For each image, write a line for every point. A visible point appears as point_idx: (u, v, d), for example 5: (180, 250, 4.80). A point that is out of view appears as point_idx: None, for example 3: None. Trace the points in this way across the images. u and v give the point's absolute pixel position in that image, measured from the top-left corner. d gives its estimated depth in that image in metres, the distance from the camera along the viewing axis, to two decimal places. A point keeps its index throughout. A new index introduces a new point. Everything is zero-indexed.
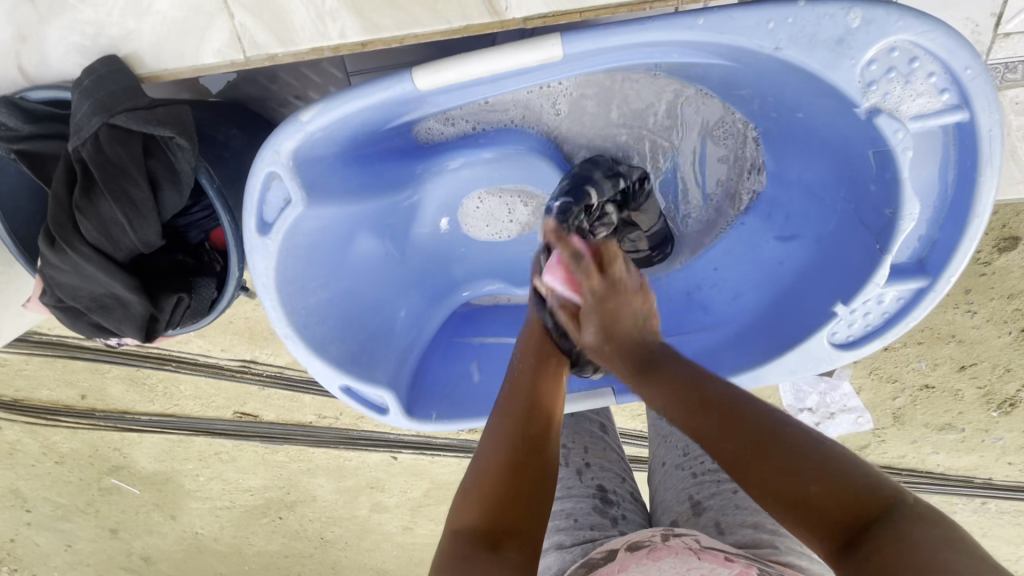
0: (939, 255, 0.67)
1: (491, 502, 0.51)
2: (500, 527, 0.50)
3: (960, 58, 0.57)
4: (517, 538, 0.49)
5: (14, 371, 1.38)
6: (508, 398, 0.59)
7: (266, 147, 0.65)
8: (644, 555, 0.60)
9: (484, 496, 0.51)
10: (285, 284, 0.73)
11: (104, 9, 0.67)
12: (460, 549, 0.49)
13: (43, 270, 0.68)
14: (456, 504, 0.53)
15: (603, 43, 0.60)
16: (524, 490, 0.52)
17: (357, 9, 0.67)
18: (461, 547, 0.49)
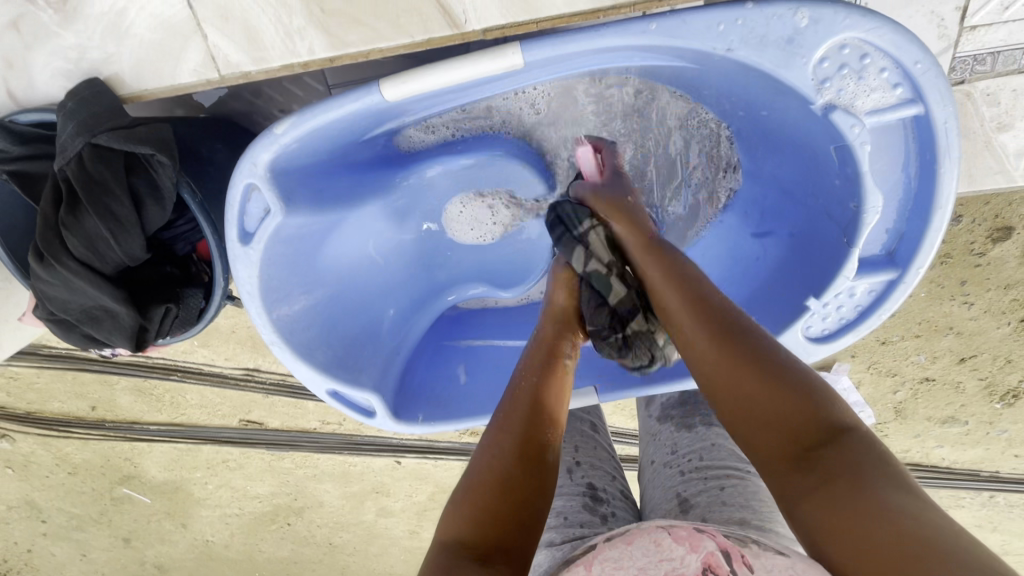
0: (907, 245, 0.71)
1: (481, 517, 0.54)
2: (490, 543, 0.52)
3: (908, 54, 0.61)
4: (505, 550, 0.52)
5: (25, 385, 1.41)
6: (508, 413, 0.62)
7: (244, 160, 0.68)
8: (618, 540, 0.54)
9: (474, 510, 0.54)
10: (268, 291, 0.75)
11: (85, 35, 0.70)
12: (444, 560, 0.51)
13: (35, 284, 0.71)
14: (447, 514, 0.56)
15: (562, 49, 0.65)
16: (515, 507, 0.55)
17: (324, 26, 0.69)
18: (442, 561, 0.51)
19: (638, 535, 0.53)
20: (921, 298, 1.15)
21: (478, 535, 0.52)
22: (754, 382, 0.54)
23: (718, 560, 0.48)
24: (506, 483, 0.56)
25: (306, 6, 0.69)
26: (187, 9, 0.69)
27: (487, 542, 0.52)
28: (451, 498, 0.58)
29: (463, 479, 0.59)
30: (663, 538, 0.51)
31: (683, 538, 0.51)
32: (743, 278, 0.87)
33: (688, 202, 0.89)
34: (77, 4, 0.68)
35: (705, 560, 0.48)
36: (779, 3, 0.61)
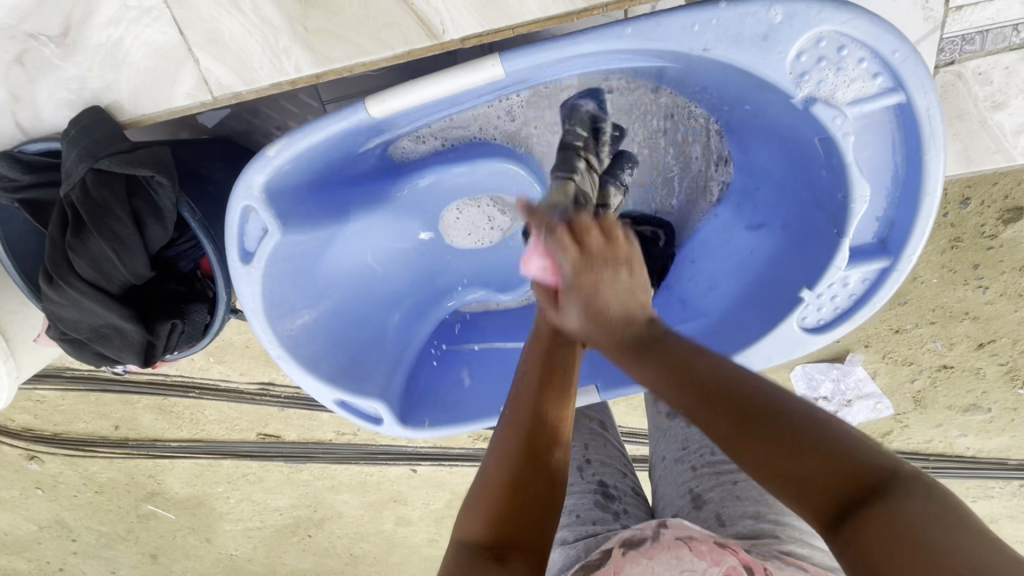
0: (898, 234, 0.71)
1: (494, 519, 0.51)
2: (506, 543, 0.50)
3: (885, 43, 0.61)
4: (521, 550, 0.50)
5: (51, 407, 1.46)
6: (504, 439, 0.57)
7: (238, 183, 0.70)
8: (640, 553, 0.58)
9: (488, 511, 0.52)
10: (269, 306, 0.76)
11: (84, 65, 0.73)
12: (462, 560, 0.49)
13: (45, 306, 0.74)
14: (462, 515, 0.54)
15: (539, 59, 0.66)
16: (527, 505, 0.52)
17: (308, 45, 0.72)
18: (464, 561, 0.49)
19: (659, 550, 0.57)
20: (934, 284, 1.13)
21: (493, 537, 0.50)
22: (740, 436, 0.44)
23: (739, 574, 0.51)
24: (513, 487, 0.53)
25: (291, 26, 0.71)
26: (178, 35, 0.72)
27: (501, 540, 0.50)
28: (465, 501, 0.56)
29: (473, 484, 0.56)
30: (685, 555, 0.55)
31: (705, 556, 0.55)
32: (740, 270, 0.87)
33: (682, 194, 0.91)
34: (76, 37, 0.72)
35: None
36: (752, 2, 0.62)
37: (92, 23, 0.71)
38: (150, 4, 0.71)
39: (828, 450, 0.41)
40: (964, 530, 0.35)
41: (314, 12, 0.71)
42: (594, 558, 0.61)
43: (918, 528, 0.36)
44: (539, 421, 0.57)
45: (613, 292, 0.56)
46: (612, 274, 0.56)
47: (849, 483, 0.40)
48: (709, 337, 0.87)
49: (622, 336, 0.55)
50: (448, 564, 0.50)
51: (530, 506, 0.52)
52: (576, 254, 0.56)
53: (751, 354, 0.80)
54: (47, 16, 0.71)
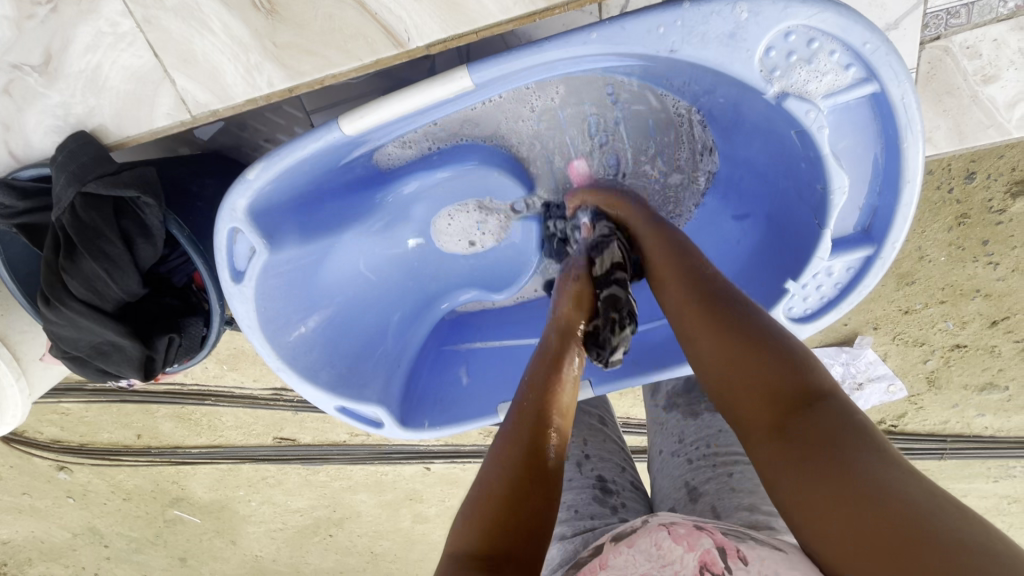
0: (881, 221, 0.71)
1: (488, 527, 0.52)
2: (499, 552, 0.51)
3: (855, 35, 0.60)
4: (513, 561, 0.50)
5: (76, 419, 1.50)
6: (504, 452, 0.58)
7: (223, 207, 0.71)
8: (621, 543, 0.59)
9: (483, 523, 0.53)
10: (267, 323, 0.79)
11: (68, 92, 0.75)
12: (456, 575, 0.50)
13: (47, 327, 0.77)
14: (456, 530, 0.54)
15: (507, 67, 0.66)
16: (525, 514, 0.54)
17: (279, 59, 0.73)
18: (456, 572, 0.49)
19: (640, 537, 0.57)
20: (942, 262, 1.10)
21: (488, 548, 0.51)
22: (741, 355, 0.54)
23: (712, 557, 0.51)
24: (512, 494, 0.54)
25: (260, 43, 0.72)
26: (154, 58, 0.74)
27: (497, 550, 0.51)
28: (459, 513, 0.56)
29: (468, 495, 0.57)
30: (664, 539, 0.55)
31: (681, 537, 0.54)
32: (726, 261, 0.88)
33: (670, 188, 0.89)
34: (58, 64, 0.74)
35: (701, 558, 0.51)
36: (715, 0, 0.61)
37: (71, 51, 0.73)
38: (124, 30, 0.73)
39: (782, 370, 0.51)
40: (874, 449, 0.44)
41: (281, 27, 0.72)
42: (586, 556, 0.62)
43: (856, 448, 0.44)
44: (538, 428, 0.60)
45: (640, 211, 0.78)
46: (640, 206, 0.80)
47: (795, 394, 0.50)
48: None
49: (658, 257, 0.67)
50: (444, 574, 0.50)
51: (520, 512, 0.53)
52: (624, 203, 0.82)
53: None
54: (29, 46, 0.73)
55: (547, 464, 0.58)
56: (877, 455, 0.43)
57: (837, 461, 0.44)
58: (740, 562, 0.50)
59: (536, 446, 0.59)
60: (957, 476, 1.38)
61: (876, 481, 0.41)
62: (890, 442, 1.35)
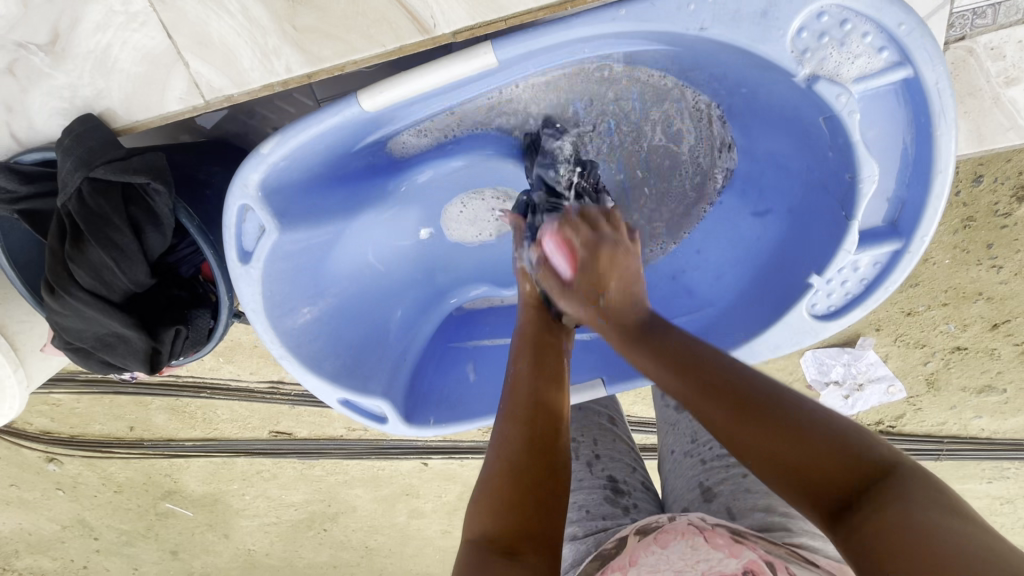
0: (910, 214, 0.70)
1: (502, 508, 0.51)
2: (517, 534, 0.50)
3: (891, 15, 0.60)
4: (531, 541, 0.50)
5: (67, 410, 1.47)
6: (508, 427, 0.57)
7: (235, 183, 0.70)
8: (651, 542, 0.59)
9: (493, 501, 0.52)
10: (272, 307, 0.77)
11: (75, 73, 0.73)
12: (473, 559, 0.49)
13: (50, 316, 0.75)
14: (468, 512, 0.54)
15: (533, 44, 0.65)
16: (532, 486, 0.53)
17: (297, 44, 0.71)
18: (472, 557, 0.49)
19: (674, 539, 0.58)
20: (946, 265, 1.10)
21: (504, 529, 0.50)
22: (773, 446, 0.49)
23: (758, 566, 0.51)
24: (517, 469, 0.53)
25: (278, 26, 0.70)
26: (167, 39, 0.71)
27: (515, 533, 0.50)
28: (472, 495, 0.55)
29: (479, 477, 0.56)
30: (700, 544, 0.56)
31: (722, 547, 0.55)
32: (746, 260, 0.87)
33: (688, 186, 0.88)
34: (65, 44, 0.71)
35: (746, 566, 0.51)
36: None
37: (80, 30, 0.70)
38: (136, 9, 0.70)
39: (826, 445, 0.48)
40: (947, 506, 0.42)
41: (300, 10, 0.70)
42: (611, 550, 0.62)
43: (907, 502, 0.42)
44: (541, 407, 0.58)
45: (627, 270, 0.66)
46: (621, 259, 0.67)
47: (850, 480, 0.46)
48: (715, 328, 0.88)
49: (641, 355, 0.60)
50: (462, 561, 0.49)
51: (531, 489, 0.52)
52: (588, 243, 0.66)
53: (759, 342, 0.81)
54: (35, 24, 0.70)
55: (552, 447, 0.56)
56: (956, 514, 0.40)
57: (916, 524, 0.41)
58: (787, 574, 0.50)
59: (536, 440, 0.56)
60: (952, 477, 1.39)
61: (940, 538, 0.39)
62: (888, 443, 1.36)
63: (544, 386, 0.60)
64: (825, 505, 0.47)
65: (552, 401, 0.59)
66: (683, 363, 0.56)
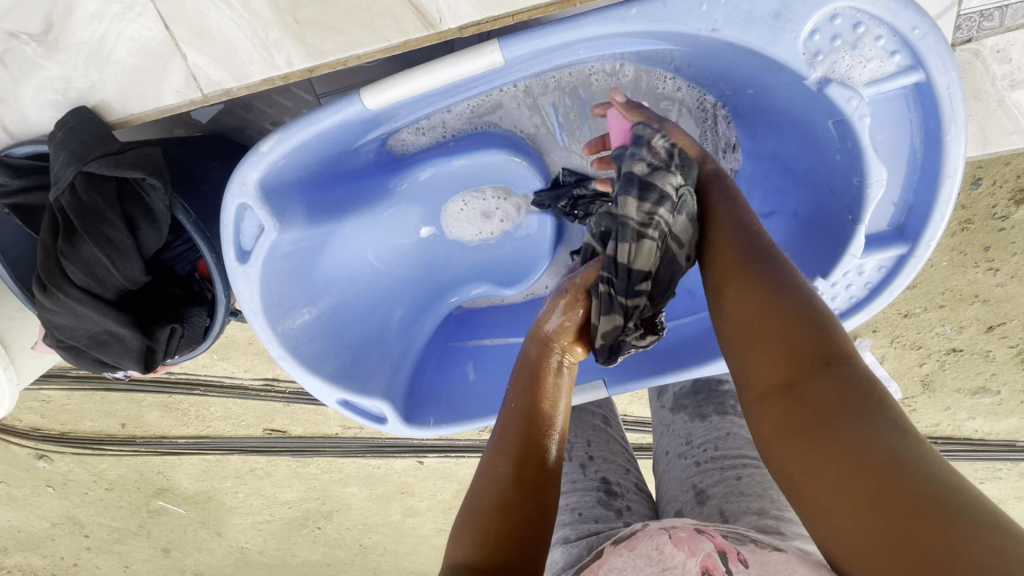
0: (916, 219, 0.70)
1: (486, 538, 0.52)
2: (496, 565, 0.50)
3: (904, 20, 0.60)
4: (511, 574, 0.50)
5: (57, 407, 1.45)
6: (496, 456, 0.58)
7: (234, 180, 0.68)
8: (622, 545, 0.57)
9: (476, 535, 0.52)
10: (271, 307, 0.76)
11: (69, 64, 0.71)
12: None
13: (42, 314, 0.74)
14: (453, 538, 0.55)
15: (541, 43, 0.64)
16: (516, 525, 0.52)
17: (299, 37, 0.69)
18: None
19: (640, 540, 0.55)
20: (943, 266, 1.10)
21: (484, 560, 0.50)
22: (762, 315, 0.52)
23: (714, 562, 0.50)
24: (500, 507, 0.53)
25: (280, 19, 0.69)
26: (164, 31, 0.70)
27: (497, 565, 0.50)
28: (455, 521, 0.56)
29: (463, 506, 0.57)
30: (664, 543, 0.53)
31: (682, 541, 0.52)
32: None
33: None
34: (60, 34, 0.70)
35: (703, 564, 0.50)
36: None
37: (75, 20, 0.69)
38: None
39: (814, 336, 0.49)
40: (895, 424, 0.43)
41: (302, 2, 0.68)
42: (588, 559, 0.60)
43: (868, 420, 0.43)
44: (530, 435, 0.58)
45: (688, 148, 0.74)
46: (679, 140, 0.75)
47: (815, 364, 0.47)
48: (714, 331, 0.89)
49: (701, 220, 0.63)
50: None
51: (514, 523, 0.52)
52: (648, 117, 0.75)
53: None
54: (28, 13, 0.68)
55: (538, 480, 0.55)
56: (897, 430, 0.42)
57: (867, 435, 0.42)
58: (742, 565, 0.49)
59: (522, 471, 0.55)
60: None
61: (886, 452, 0.41)
62: None
63: (535, 416, 0.59)
64: (779, 373, 0.48)
65: (542, 429, 0.59)
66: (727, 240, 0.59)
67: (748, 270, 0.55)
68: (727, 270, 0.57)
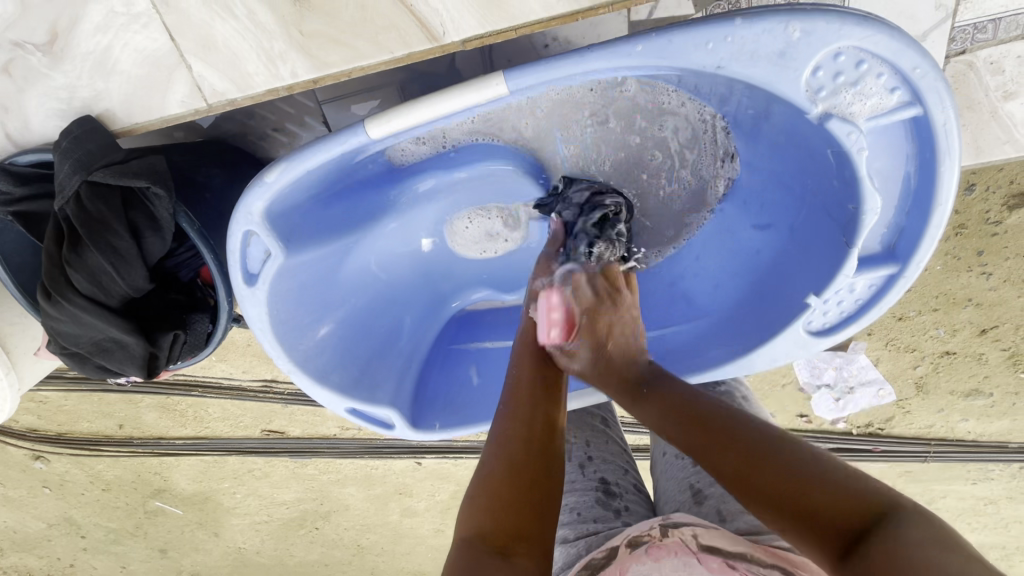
0: (907, 241, 0.72)
1: (495, 504, 0.53)
2: (509, 534, 0.51)
3: (906, 59, 0.61)
4: (525, 543, 0.51)
5: (55, 408, 1.45)
6: (506, 423, 0.60)
7: (238, 209, 0.69)
8: (645, 553, 0.59)
9: (489, 501, 0.53)
10: (280, 325, 0.77)
11: (74, 74, 0.71)
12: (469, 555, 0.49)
13: (45, 321, 0.74)
14: (462, 514, 0.54)
15: (544, 75, 0.65)
16: (527, 487, 0.54)
17: (303, 48, 0.70)
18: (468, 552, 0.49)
19: (664, 553, 0.58)
20: (938, 271, 1.12)
21: (498, 530, 0.51)
22: (764, 478, 0.51)
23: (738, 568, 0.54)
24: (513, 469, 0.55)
25: (285, 31, 0.69)
26: (169, 41, 0.70)
27: (508, 533, 0.51)
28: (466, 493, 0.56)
29: (472, 481, 0.57)
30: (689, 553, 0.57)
31: (706, 552, 0.57)
32: (743, 270, 0.89)
33: (686, 192, 0.89)
34: (64, 44, 0.70)
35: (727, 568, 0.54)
36: (769, 19, 0.61)
37: (80, 30, 0.69)
38: (139, 10, 0.69)
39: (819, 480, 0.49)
40: (933, 537, 0.42)
41: (307, 15, 0.69)
42: (601, 560, 0.63)
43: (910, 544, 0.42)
44: (538, 410, 0.62)
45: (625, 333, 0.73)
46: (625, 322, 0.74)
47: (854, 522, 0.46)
48: (711, 339, 0.90)
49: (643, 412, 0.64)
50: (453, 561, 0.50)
51: (527, 489, 0.54)
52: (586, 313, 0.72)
53: (758, 354, 0.83)
54: (32, 23, 0.69)
55: (547, 449, 0.58)
56: (946, 545, 0.41)
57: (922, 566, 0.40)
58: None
59: (532, 438, 0.59)
60: (938, 478, 1.41)
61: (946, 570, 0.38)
62: (877, 445, 1.38)
63: (538, 390, 0.64)
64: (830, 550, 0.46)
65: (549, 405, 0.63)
66: (681, 410, 0.60)
67: (717, 438, 0.56)
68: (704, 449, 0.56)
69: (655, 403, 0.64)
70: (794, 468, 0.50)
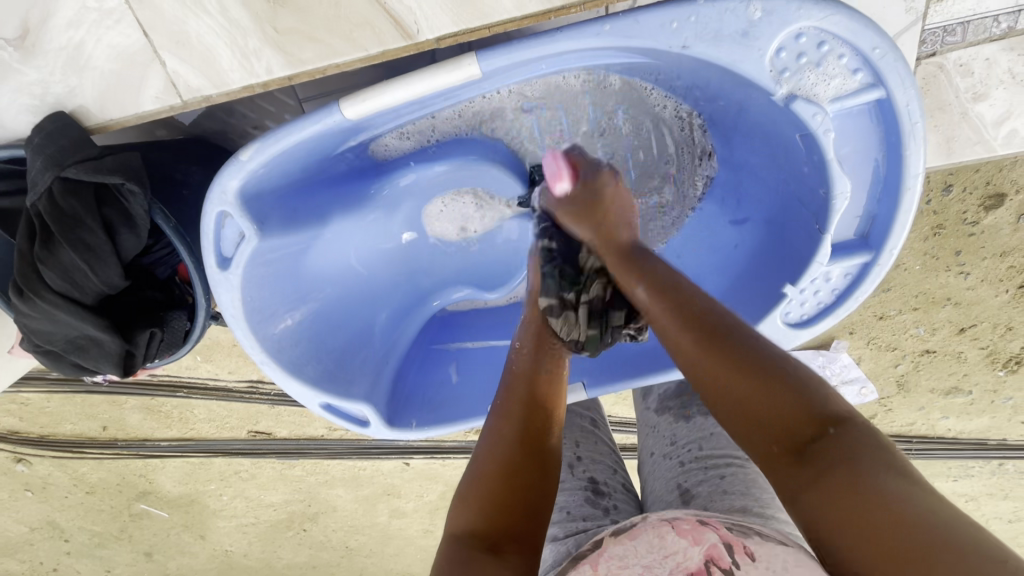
0: (879, 229, 0.73)
1: (488, 505, 0.53)
2: (499, 531, 0.52)
3: (865, 39, 0.62)
4: (516, 541, 0.52)
5: (36, 409, 1.43)
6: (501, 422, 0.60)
7: (213, 188, 0.69)
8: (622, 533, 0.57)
9: (481, 501, 0.54)
10: (252, 313, 0.76)
11: (47, 70, 0.71)
12: (458, 553, 0.50)
13: (18, 318, 0.73)
14: (454, 509, 0.56)
15: (514, 57, 0.66)
16: (519, 488, 0.55)
17: (279, 45, 0.70)
18: (457, 552, 0.51)
19: (642, 530, 0.56)
20: (916, 270, 1.13)
21: (489, 528, 0.52)
22: (752, 390, 0.53)
23: (719, 551, 0.50)
24: (507, 467, 0.56)
25: (259, 26, 0.69)
26: (143, 38, 0.70)
27: (498, 530, 0.52)
28: (456, 492, 0.57)
29: (462, 478, 0.58)
30: (667, 533, 0.53)
31: (686, 532, 0.53)
32: (723, 266, 0.89)
33: (668, 192, 0.90)
34: (36, 39, 0.69)
35: (707, 553, 0.50)
36: None
37: (51, 25, 0.69)
38: (112, 6, 0.68)
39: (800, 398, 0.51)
40: (891, 466, 0.46)
41: (281, 12, 0.69)
42: (584, 547, 0.62)
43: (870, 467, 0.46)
44: (534, 408, 0.61)
45: (620, 215, 0.71)
46: (618, 202, 0.72)
47: (812, 429, 0.50)
48: None
49: (640, 280, 0.64)
50: (444, 556, 0.51)
51: (520, 487, 0.55)
52: (586, 200, 0.71)
53: None
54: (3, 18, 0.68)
55: (545, 446, 0.59)
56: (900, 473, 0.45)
57: (869, 480, 0.45)
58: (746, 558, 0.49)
59: (529, 435, 0.58)
60: None
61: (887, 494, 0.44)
62: None
63: (537, 390, 0.63)
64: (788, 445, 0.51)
65: (546, 397, 0.62)
66: (681, 314, 0.60)
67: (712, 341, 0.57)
68: (693, 347, 0.58)
69: (648, 284, 0.64)
70: (782, 382, 0.52)
